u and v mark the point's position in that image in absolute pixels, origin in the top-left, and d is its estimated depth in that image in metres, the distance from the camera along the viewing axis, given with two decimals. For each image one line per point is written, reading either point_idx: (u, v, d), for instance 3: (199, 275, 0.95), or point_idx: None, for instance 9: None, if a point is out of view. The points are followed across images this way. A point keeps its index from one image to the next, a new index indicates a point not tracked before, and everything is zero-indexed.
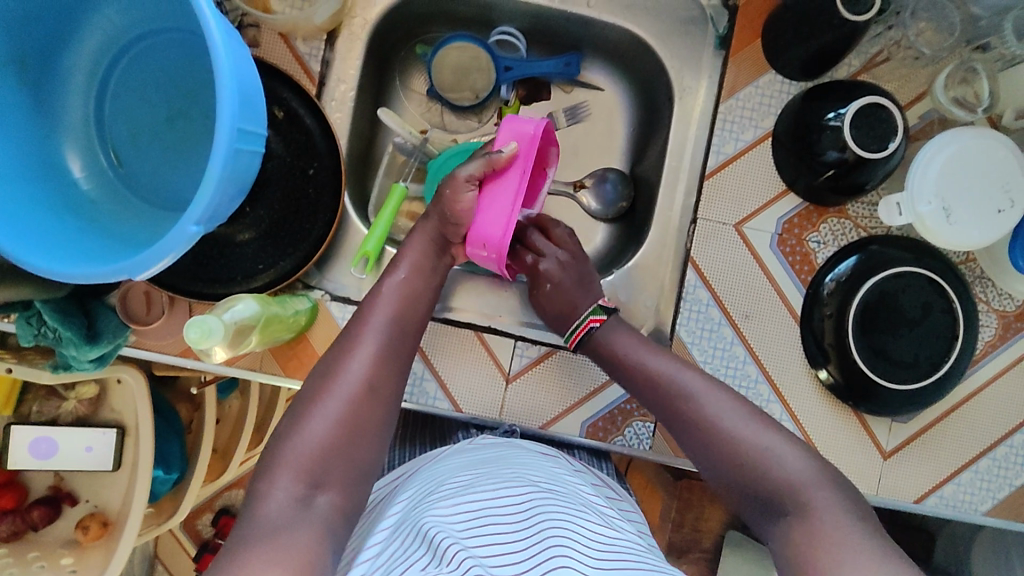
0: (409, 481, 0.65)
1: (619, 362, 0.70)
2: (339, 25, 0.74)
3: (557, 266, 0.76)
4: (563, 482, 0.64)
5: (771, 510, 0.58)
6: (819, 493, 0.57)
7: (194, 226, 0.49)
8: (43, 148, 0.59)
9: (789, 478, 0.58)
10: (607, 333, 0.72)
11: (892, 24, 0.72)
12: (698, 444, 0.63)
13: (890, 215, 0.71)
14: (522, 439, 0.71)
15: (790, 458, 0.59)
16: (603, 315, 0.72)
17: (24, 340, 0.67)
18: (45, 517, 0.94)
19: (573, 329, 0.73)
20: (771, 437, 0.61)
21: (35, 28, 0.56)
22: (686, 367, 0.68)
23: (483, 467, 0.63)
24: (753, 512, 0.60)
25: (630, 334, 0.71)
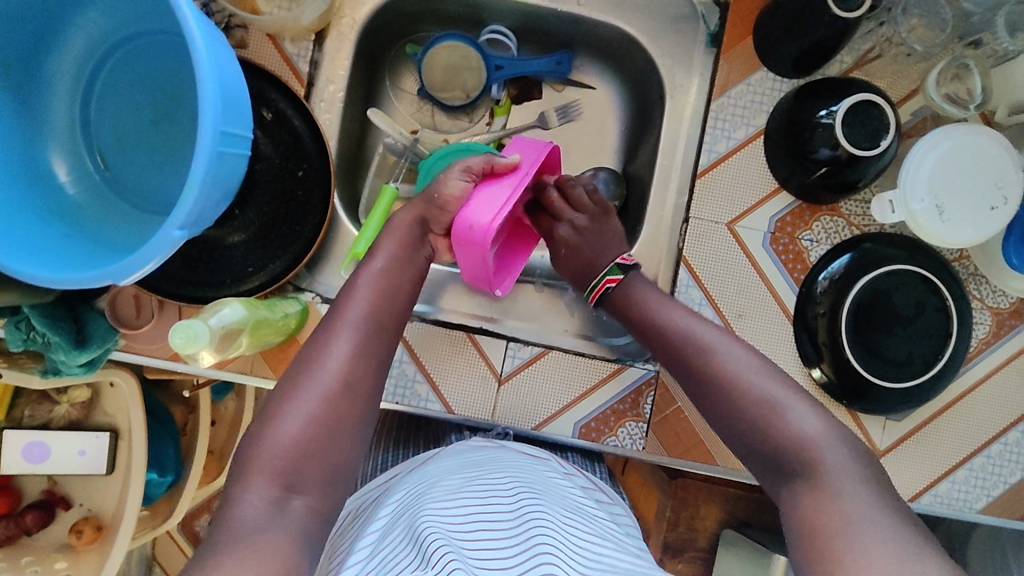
0: (399, 485, 0.64)
1: (640, 318, 0.68)
2: (327, 25, 0.73)
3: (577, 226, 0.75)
4: (554, 489, 0.63)
5: (782, 469, 0.55)
6: (834, 452, 0.53)
7: (178, 230, 0.48)
8: (28, 153, 0.59)
9: (802, 430, 0.55)
10: (624, 291, 0.70)
11: (884, 21, 0.72)
12: (714, 399, 0.61)
13: (884, 213, 0.71)
14: (514, 443, 0.71)
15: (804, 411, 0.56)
16: (620, 275, 0.71)
17: (13, 346, 0.67)
18: (38, 521, 0.94)
19: (591, 288, 0.73)
20: (783, 391, 0.58)
21: (17, 31, 0.55)
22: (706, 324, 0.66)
23: (473, 472, 0.62)
24: (768, 474, 0.56)
25: (653, 291, 0.70)
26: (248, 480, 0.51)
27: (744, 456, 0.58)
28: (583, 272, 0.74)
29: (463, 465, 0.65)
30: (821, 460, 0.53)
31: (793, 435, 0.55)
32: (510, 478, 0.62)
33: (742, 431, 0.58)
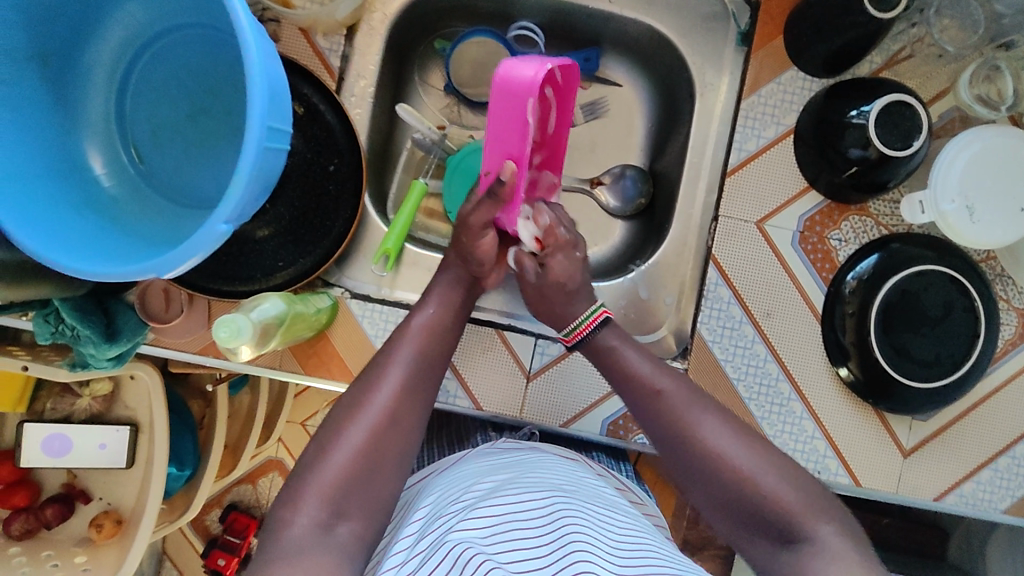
0: (433, 485, 0.65)
1: (616, 376, 0.66)
2: (358, 20, 0.73)
3: (573, 237, 0.72)
4: (586, 487, 0.63)
5: (768, 536, 0.54)
6: (822, 525, 0.53)
7: (223, 224, 0.48)
8: (65, 146, 0.59)
9: (787, 504, 0.54)
10: (610, 338, 0.67)
11: (916, 22, 0.71)
12: (695, 469, 0.58)
13: (913, 214, 0.71)
14: (544, 447, 0.71)
15: (789, 484, 0.55)
16: (611, 311, 0.69)
17: (42, 339, 0.66)
18: (58, 514, 0.93)
19: (574, 326, 0.69)
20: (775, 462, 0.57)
21: (56, 23, 0.55)
22: (688, 385, 0.63)
23: (506, 474, 0.63)
24: (749, 540, 0.56)
25: (632, 347, 0.67)
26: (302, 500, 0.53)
27: (725, 522, 0.57)
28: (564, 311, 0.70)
29: (495, 466, 0.65)
30: (809, 532, 0.53)
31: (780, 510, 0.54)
32: (542, 479, 0.62)
33: (723, 499, 0.57)
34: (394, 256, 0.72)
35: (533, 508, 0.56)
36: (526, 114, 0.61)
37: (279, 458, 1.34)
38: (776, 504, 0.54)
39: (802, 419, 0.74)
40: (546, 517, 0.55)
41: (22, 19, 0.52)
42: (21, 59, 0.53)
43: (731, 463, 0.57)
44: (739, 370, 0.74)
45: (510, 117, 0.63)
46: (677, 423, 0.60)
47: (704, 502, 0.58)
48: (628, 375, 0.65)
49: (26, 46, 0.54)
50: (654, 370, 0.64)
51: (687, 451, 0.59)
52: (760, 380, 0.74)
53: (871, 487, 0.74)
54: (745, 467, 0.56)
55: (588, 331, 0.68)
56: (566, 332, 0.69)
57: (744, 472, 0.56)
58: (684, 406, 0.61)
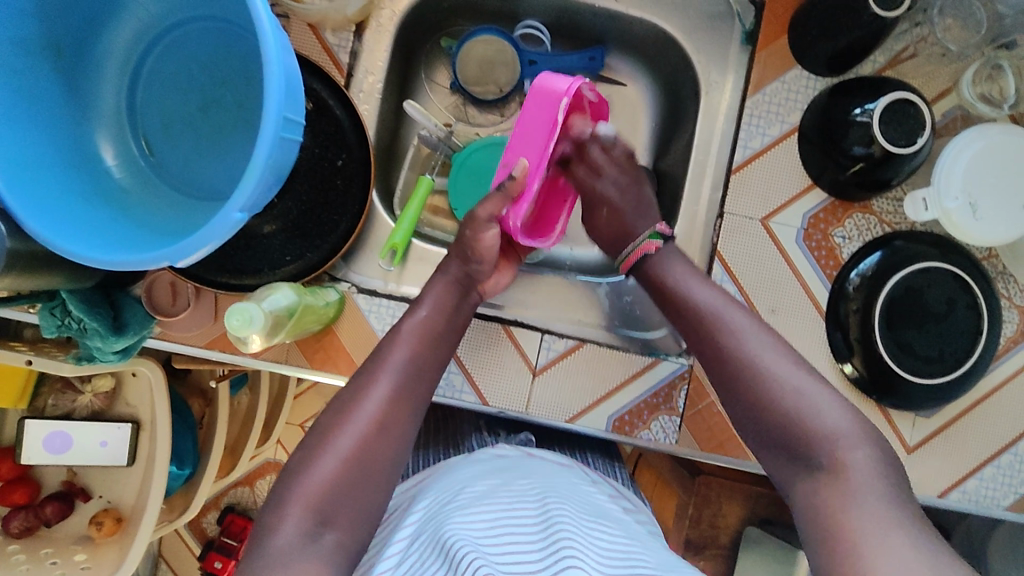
0: (428, 488, 0.64)
1: (669, 294, 0.68)
2: (367, 16, 0.73)
3: (615, 190, 0.74)
4: (580, 496, 0.63)
5: (801, 460, 0.55)
6: (857, 451, 0.53)
7: (237, 213, 0.48)
8: (76, 136, 0.59)
9: (829, 425, 0.55)
10: (661, 258, 0.70)
11: (919, 22, 0.73)
12: (741, 393, 0.59)
13: (917, 211, 0.72)
14: (541, 452, 0.72)
15: (833, 409, 0.56)
16: (660, 240, 0.71)
17: (47, 332, 0.66)
18: (59, 512, 0.92)
19: (630, 251, 0.72)
20: (809, 382, 0.57)
21: (71, 14, 0.56)
22: (736, 307, 0.64)
23: (500, 479, 0.62)
24: (783, 463, 0.56)
25: (684, 263, 0.69)
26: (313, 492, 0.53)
27: (764, 447, 0.58)
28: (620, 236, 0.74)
29: (488, 471, 0.64)
30: (846, 458, 0.53)
31: (820, 430, 0.55)
32: (536, 485, 0.61)
33: (766, 421, 0.57)
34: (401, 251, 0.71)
35: (528, 515, 0.55)
36: (560, 115, 0.64)
37: (277, 460, 1.33)
38: (819, 426, 0.55)
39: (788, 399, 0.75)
40: (540, 524, 0.54)
41: (37, 8, 0.52)
42: (34, 48, 0.54)
43: (777, 380, 0.58)
44: None
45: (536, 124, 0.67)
46: (724, 343, 0.62)
47: (748, 426, 0.59)
48: (684, 296, 0.66)
49: (40, 35, 0.54)
50: (704, 289, 0.66)
51: (735, 369, 0.60)
52: None
53: None
54: (791, 389, 0.57)
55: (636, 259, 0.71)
56: (620, 259, 0.73)
57: (787, 390, 0.57)
58: (722, 322, 0.63)
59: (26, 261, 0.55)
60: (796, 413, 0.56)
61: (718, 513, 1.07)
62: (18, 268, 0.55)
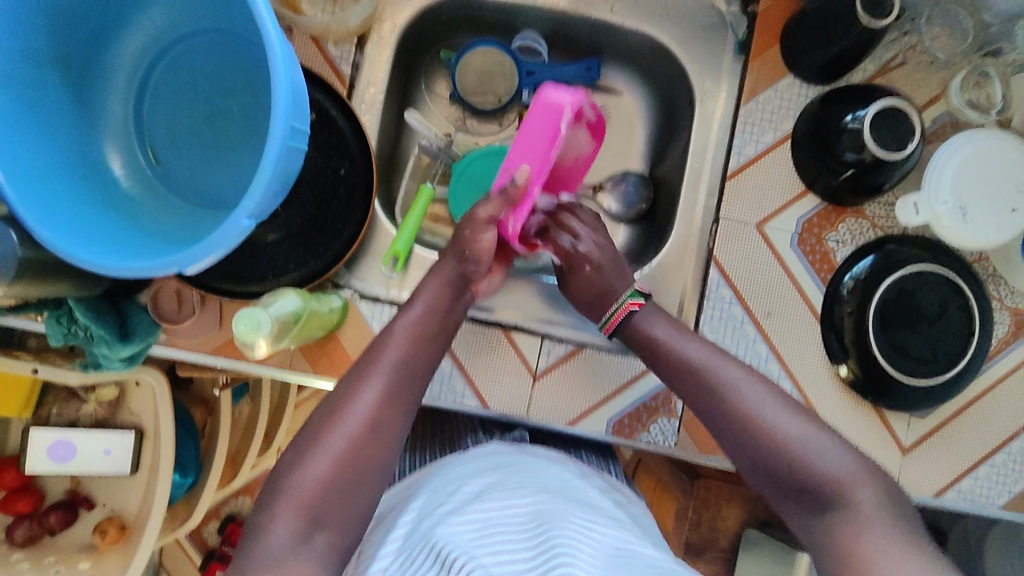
0: (422, 488, 0.64)
1: (658, 356, 0.68)
2: (369, 29, 0.75)
3: (594, 247, 0.74)
4: (573, 491, 0.63)
5: (813, 504, 0.56)
6: (866, 490, 0.54)
7: (245, 219, 0.49)
8: (85, 146, 0.60)
9: (835, 472, 0.55)
10: (644, 318, 0.70)
11: (907, 30, 0.75)
12: (742, 446, 0.60)
13: (908, 215, 0.73)
14: (540, 449, 0.72)
15: (835, 453, 0.56)
16: (640, 299, 0.71)
17: (54, 340, 0.67)
18: (62, 520, 0.93)
19: (608, 316, 0.71)
20: (814, 433, 0.58)
21: (81, 29, 0.57)
22: (726, 361, 0.65)
23: (493, 477, 0.62)
24: (797, 509, 0.57)
25: (665, 321, 0.69)
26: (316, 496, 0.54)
27: (774, 492, 0.59)
28: (600, 298, 0.72)
29: (480, 470, 0.65)
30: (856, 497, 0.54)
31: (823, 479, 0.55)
32: (530, 483, 0.61)
33: (772, 471, 0.58)
34: (403, 259, 0.73)
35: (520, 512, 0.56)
36: (562, 124, 0.65)
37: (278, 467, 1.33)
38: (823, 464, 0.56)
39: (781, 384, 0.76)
40: (531, 521, 0.55)
41: (48, 22, 0.54)
42: (44, 61, 0.55)
43: (774, 434, 0.58)
44: None
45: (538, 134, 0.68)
46: (723, 400, 0.62)
47: (755, 476, 0.60)
48: (669, 360, 0.67)
49: (50, 48, 0.55)
50: (693, 346, 0.66)
51: (731, 427, 0.61)
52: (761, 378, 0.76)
53: None
54: (792, 435, 0.58)
55: (623, 318, 0.70)
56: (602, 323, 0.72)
57: (790, 443, 0.57)
58: (719, 380, 0.63)
59: (35, 269, 0.56)
60: (801, 460, 0.57)
61: (718, 516, 1.08)
62: (28, 276, 0.56)
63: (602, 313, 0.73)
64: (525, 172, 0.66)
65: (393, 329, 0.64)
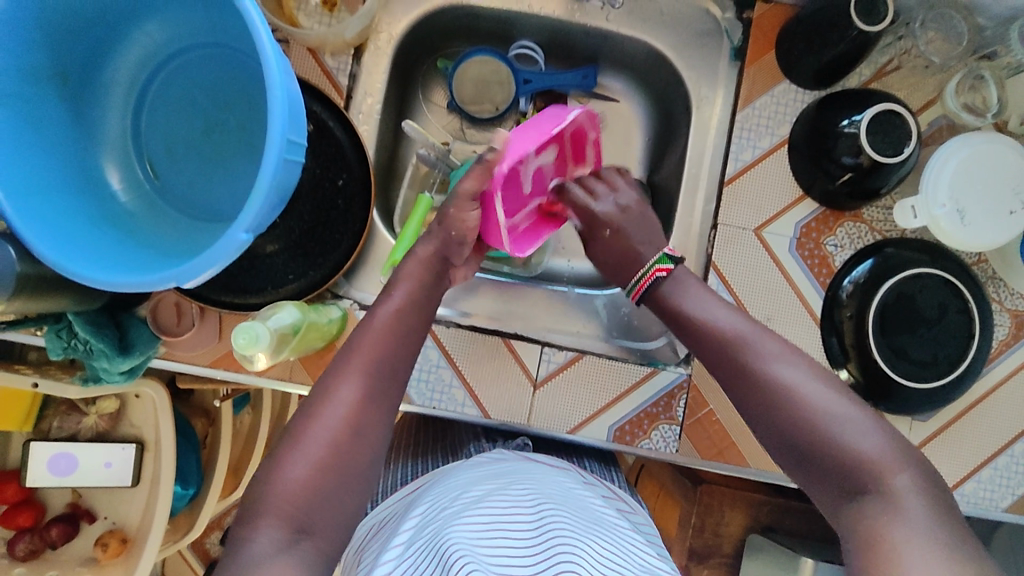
0: (424, 494, 0.64)
1: (687, 322, 0.65)
2: (365, 41, 0.76)
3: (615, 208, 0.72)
4: (575, 497, 0.63)
5: (842, 483, 0.52)
6: (901, 476, 0.50)
7: (243, 233, 0.49)
8: (84, 162, 0.60)
9: (865, 452, 0.52)
10: (674, 287, 0.67)
11: (903, 35, 0.75)
12: (771, 419, 0.56)
13: (905, 218, 0.73)
14: (540, 455, 0.72)
15: (864, 430, 0.53)
16: (670, 265, 0.68)
17: (54, 353, 0.67)
18: (63, 534, 0.93)
19: (639, 279, 0.68)
20: (847, 409, 0.54)
21: (79, 46, 0.58)
22: (764, 333, 0.61)
23: (496, 483, 0.62)
24: (831, 493, 0.53)
25: (702, 291, 0.66)
26: (316, 510, 0.53)
27: (803, 471, 0.55)
28: (624, 267, 0.71)
29: (483, 476, 0.64)
30: (889, 480, 0.50)
31: (852, 457, 0.52)
32: (532, 489, 0.61)
33: (797, 443, 0.55)
34: (401, 268, 0.72)
35: (521, 518, 0.55)
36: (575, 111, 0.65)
37: None
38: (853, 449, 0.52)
39: None
40: (533, 528, 0.54)
41: (45, 39, 0.54)
42: (42, 77, 0.55)
43: (807, 405, 0.55)
44: None
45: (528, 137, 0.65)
46: (754, 372, 0.59)
47: (781, 450, 0.56)
48: (699, 322, 0.64)
49: (48, 65, 0.56)
50: (727, 315, 0.63)
51: (762, 402, 0.57)
52: None
53: None
54: (818, 413, 0.54)
55: (650, 284, 0.68)
56: (630, 288, 0.70)
57: (821, 420, 0.54)
58: (754, 351, 0.60)
59: (34, 284, 0.56)
60: (832, 439, 0.53)
61: (721, 522, 1.07)
62: (27, 292, 0.56)
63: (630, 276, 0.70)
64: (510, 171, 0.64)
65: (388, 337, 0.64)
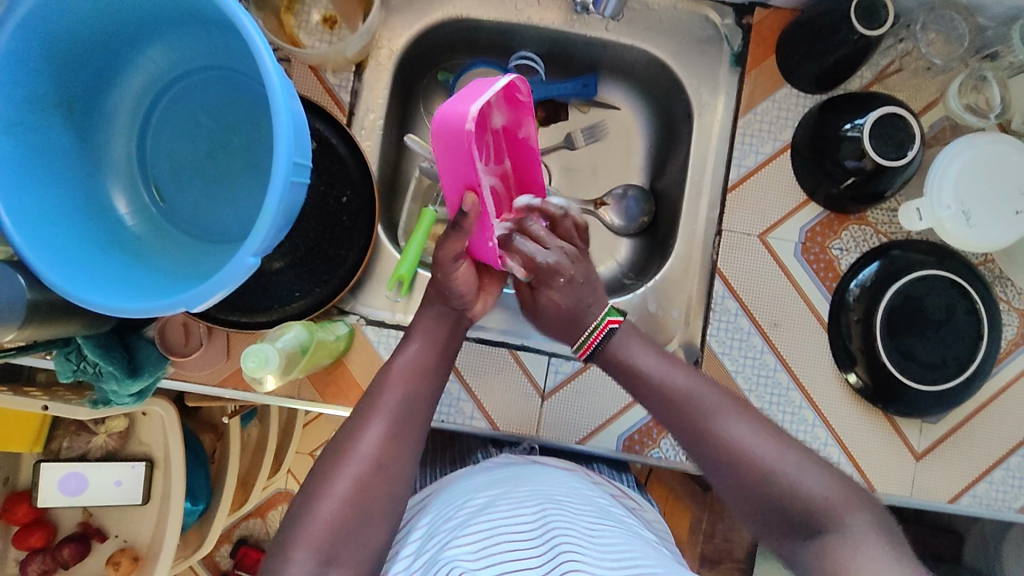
0: (432, 502, 0.64)
1: (635, 380, 0.65)
2: (366, 57, 0.76)
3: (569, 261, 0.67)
4: (582, 496, 0.63)
5: (792, 528, 0.55)
6: (857, 515, 0.53)
7: (251, 258, 0.49)
8: (91, 187, 0.61)
9: (816, 495, 0.55)
10: (622, 343, 0.67)
11: (903, 37, 0.75)
12: (721, 469, 0.59)
13: (911, 221, 0.72)
14: (547, 458, 0.72)
15: (810, 475, 0.56)
16: (619, 317, 0.68)
17: (64, 376, 0.67)
18: (76, 554, 0.93)
19: (588, 336, 0.67)
20: (795, 461, 0.57)
21: (83, 74, 0.58)
22: (712, 386, 0.63)
23: (500, 487, 0.62)
24: (786, 538, 0.56)
25: (646, 349, 0.66)
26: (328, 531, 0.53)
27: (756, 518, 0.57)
28: (572, 324, 0.68)
29: (488, 481, 0.64)
30: (842, 517, 0.53)
31: (802, 498, 0.55)
32: (536, 491, 0.61)
33: (747, 489, 0.57)
34: (407, 282, 0.71)
35: (525, 518, 0.55)
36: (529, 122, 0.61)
37: (289, 489, 1.33)
38: (808, 495, 0.55)
39: (788, 389, 0.75)
40: (538, 527, 0.54)
41: (50, 68, 0.54)
42: (47, 105, 0.56)
43: (759, 464, 0.57)
44: (751, 380, 0.75)
45: (456, 150, 0.56)
46: (705, 431, 0.60)
47: (729, 496, 0.59)
48: (642, 380, 0.65)
49: (52, 93, 0.56)
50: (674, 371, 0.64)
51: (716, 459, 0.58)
52: (771, 390, 0.75)
53: (886, 492, 0.75)
54: (769, 460, 0.57)
55: (598, 344, 0.67)
56: (576, 347, 0.68)
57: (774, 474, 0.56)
58: (704, 409, 0.61)
59: (44, 310, 0.57)
60: (781, 485, 0.56)
61: (732, 527, 1.07)
62: (37, 318, 0.56)
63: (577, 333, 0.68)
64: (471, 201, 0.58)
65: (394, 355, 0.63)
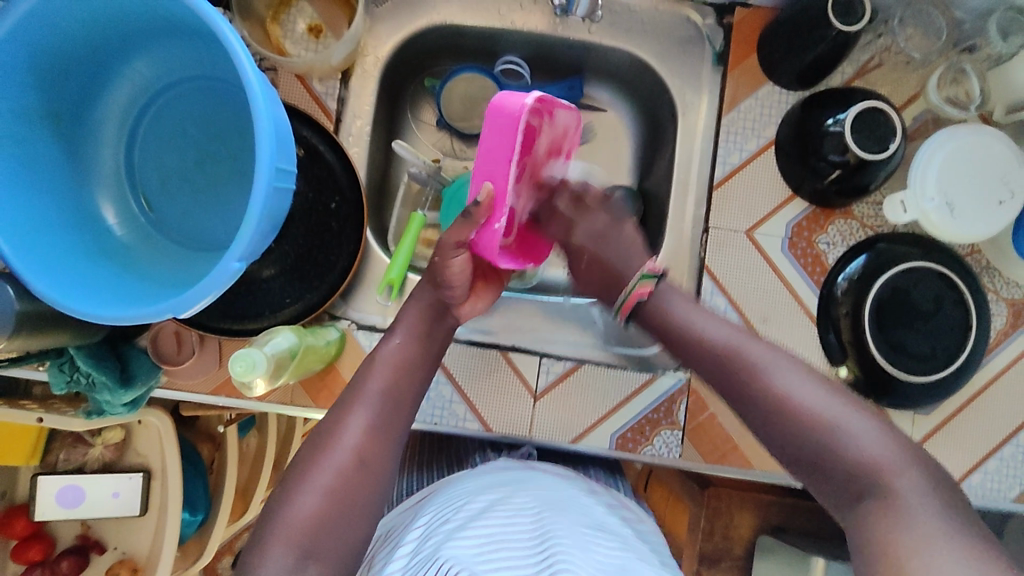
0: (428, 504, 0.64)
1: (676, 334, 0.65)
2: (352, 64, 0.77)
3: (591, 240, 0.72)
4: (578, 506, 0.63)
5: (848, 492, 0.52)
6: (904, 477, 0.49)
7: (235, 262, 0.50)
8: (78, 199, 0.61)
9: (866, 455, 0.51)
10: (658, 302, 0.67)
11: (881, 33, 0.76)
12: (774, 427, 0.56)
13: (896, 213, 0.74)
14: (541, 464, 0.72)
15: (860, 423, 0.53)
16: (651, 284, 0.68)
17: (57, 388, 0.68)
18: (74, 566, 0.94)
19: (623, 300, 0.69)
20: (844, 410, 0.54)
21: (71, 88, 0.59)
22: (754, 340, 0.62)
23: (498, 492, 0.62)
24: (841, 499, 0.52)
25: (688, 304, 0.66)
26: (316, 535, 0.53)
27: (800, 473, 0.56)
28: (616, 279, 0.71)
29: (487, 485, 0.64)
30: (889, 481, 0.49)
31: (845, 449, 0.52)
32: (534, 499, 0.61)
33: (789, 440, 0.55)
34: (398, 286, 0.71)
35: (522, 525, 0.55)
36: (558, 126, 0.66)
37: None
38: (855, 459, 0.51)
39: None
40: (535, 538, 0.54)
41: (36, 81, 0.55)
42: (34, 117, 0.57)
43: (803, 411, 0.55)
44: None
45: (500, 138, 0.59)
46: (747, 382, 0.59)
47: (780, 450, 0.56)
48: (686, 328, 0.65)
49: (38, 106, 0.57)
50: (720, 325, 0.64)
51: (764, 412, 0.57)
52: None
53: None
54: (815, 409, 0.54)
55: (635, 302, 0.68)
56: (617, 309, 0.71)
57: (818, 426, 0.54)
58: (750, 361, 0.60)
59: (34, 322, 0.57)
60: None
61: (730, 525, 1.06)
62: (26, 330, 0.57)
63: (615, 296, 0.71)
64: (488, 191, 0.59)
65: (380, 362, 0.64)
